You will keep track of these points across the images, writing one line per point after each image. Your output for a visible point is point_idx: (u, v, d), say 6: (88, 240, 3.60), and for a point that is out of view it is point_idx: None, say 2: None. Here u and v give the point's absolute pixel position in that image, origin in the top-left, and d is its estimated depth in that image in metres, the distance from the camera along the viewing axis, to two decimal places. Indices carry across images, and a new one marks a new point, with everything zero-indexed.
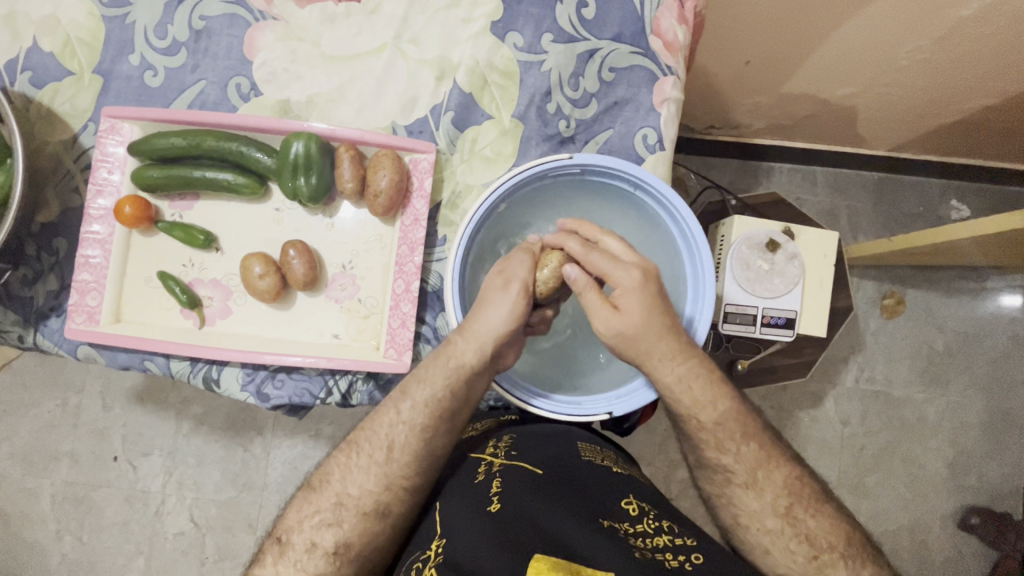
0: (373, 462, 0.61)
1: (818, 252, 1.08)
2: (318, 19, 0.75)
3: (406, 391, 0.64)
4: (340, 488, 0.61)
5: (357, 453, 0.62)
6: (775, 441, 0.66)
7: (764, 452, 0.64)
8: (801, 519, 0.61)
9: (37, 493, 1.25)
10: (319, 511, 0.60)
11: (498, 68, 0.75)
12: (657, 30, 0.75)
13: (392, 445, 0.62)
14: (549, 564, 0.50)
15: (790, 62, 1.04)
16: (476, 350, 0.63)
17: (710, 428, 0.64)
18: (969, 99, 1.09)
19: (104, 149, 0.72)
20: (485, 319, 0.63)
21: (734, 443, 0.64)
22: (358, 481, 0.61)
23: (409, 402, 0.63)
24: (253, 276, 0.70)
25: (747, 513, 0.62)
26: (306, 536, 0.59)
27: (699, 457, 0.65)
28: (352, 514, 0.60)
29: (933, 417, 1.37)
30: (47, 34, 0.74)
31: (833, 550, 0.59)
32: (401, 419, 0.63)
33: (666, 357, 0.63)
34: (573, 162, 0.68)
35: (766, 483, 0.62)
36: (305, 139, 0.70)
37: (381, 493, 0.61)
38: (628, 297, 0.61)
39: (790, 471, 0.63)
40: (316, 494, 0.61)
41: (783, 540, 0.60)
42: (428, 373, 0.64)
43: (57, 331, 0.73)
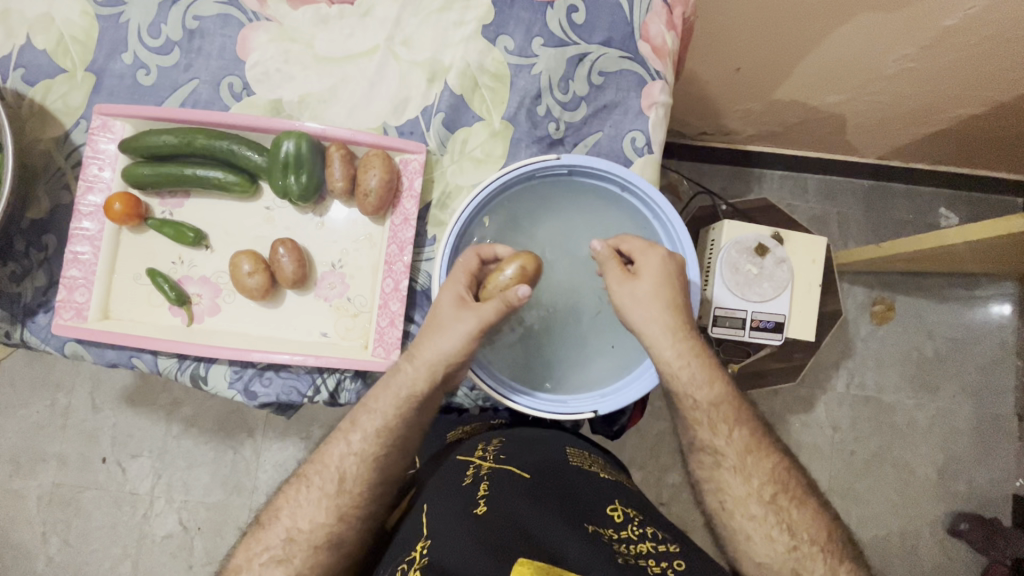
0: (325, 495, 0.61)
1: (806, 257, 1.10)
2: (311, 20, 0.76)
3: (357, 422, 0.65)
4: (291, 524, 0.60)
5: (307, 486, 0.62)
6: (765, 433, 0.66)
7: (753, 440, 0.65)
8: (784, 508, 0.61)
9: (22, 495, 1.24)
10: (268, 549, 0.59)
11: (489, 70, 0.76)
12: (646, 35, 0.76)
13: (343, 478, 0.62)
14: (532, 569, 0.49)
15: (778, 70, 1.06)
16: (428, 376, 0.65)
17: (705, 407, 0.65)
18: (954, 107, 1.10)
19: (95, 146, 0.73)
20: (432, 345, 0.64)
21: (727, 425, 0.65)
22: (308, 515, 0.61)
23: (360, 433, 0.64)
24: (242, 273, 0.71)
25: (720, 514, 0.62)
26: (257, 575, 0.57)
27: (691, 439, 0.66)
28: (302, 549, 0.59)
29: (924, 423, 1.38)
30: (42, 31, 0.75)
31: (814, 543, 0.60)
32: (351, 450, 0.63)
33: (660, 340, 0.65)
34: (561, 162, 0.69)
35: (753, 469, 0.63)
36: (296, 137, 0.70)
37: (333, 525, 0.61)
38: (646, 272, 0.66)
39: (778, 461, 0.64)
40: (265, 531, 0.60)
41: (765, 528, 0.61)
42: (377, 403, 0.65)
43: (44, 328, 0.73)
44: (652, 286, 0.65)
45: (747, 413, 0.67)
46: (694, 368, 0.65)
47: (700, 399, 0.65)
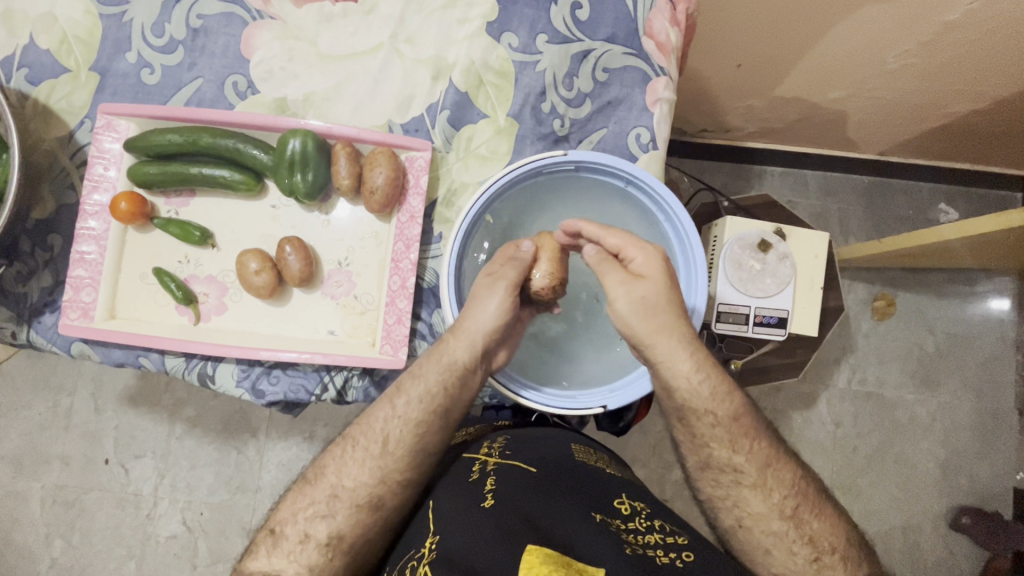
0: (369, 456, 0.62)
1: (809, 252, 1.10)
2: (315, 18, 0.76)
3: (401, 387, 0.65)
4: (335, 480, 0.61)
5: (352, 446, 0.63)
6: (779, 443, 0.66)
7: (772, 452, 0.64)
8: (806, 521, 0.61)
9: (26, 497, 1.24)
10: (313, 503, 0.60)
11: (494, 67, 0.76)
12: (650, 31, 0.76)
13: (388, 440, 0.63)
14: (542, 557, 0.50)
15: (779, 66, 1.06)
16: (469, 349, 0.65)
17: (725, 424, 0.64)
18: (955, 102, 1.11)
19: (100, 146, 0.73)
20: (474, 318, 0.65)
21: (746, 440, 0.64)
22: (353, 474, 0.61)
23: (403, 398, 0.64)
24: (250, 272, 0.71)
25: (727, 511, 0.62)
26: (300, 527, 0.59)
27: (706, 457, 0.65)
28: (346, 506, 0.60)
29: (925, 418, 1.38)
30: (44, 31, 0.75)
31: (835, 552, 0.60)
32: (396, 413, 0.63)
33: (673, 353, 0.63)
34: (568, 158, 0.69)
35: (774, 483, 0.63)
36: (301, 136, 0.70)
37: (375, 486, 0.61)
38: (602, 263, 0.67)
39: (795, 471, 0.64)
40: (311, 486, 0.61)
41: (786, 542, 0.61)
42: (422, 370, 0.65)
43: (50, 328, 0.72)
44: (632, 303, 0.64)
45: (756, 421, 0.66)
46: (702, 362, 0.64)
47: (712, 405, 0.64)
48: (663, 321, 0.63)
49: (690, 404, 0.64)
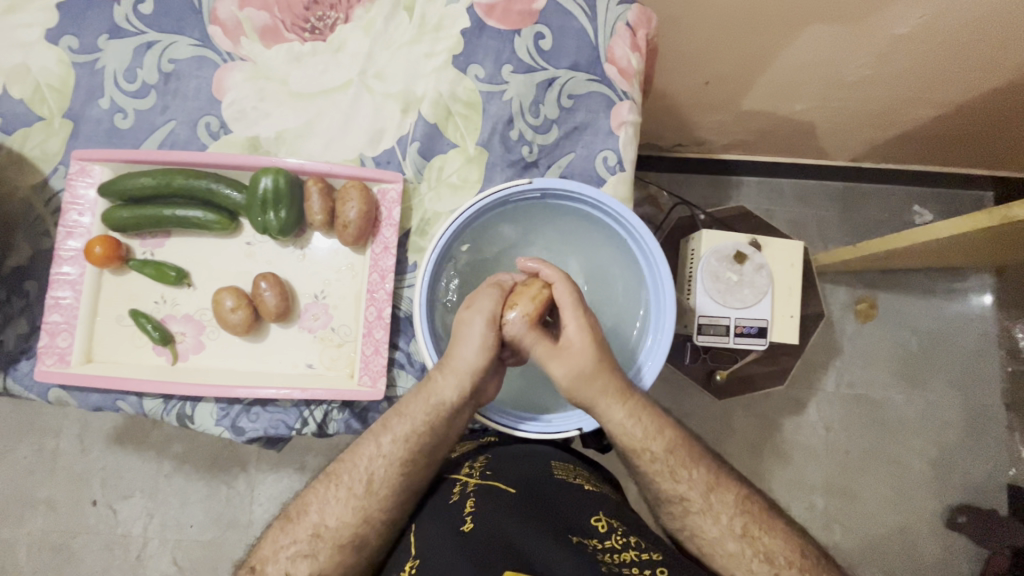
0: (352, 495, 0.62)
1: (785, 261, 1.12)
2: (285, 57, 0.78)
3: (388, 426, 0.64)
4: (318, 519, 0.61)
5: (336, 484, 0.62)
6: (720, 465, 0.67)
7: (712, 476, 0.65)
8: (757, 537, 0.61)
9: (11, 544, 1.21)
10: (296, 541, 0.59)
11: (462, 98, 0.78)
12: (612, 57, 0.78)
13: (371, 479, 0.62)
14: None
15: (746, 81, 1.09)
16: (457, 387, 0.64)
17: (662, 458, 0.65)
18: (916, 109, 1.14)
19: (74, 192, 0.74)
20: (460, 353, 0.64)
21: (685, 469, 0.65)
22: (336, 512, 0.61)
23: (390, 436, 0.64)
24: (225, 310, 0.71)
25: (707, 540, 0.62)
26: (281, 566, 0.58)
27: (655, 492, 0.66)
28: (327, 545, 0.59)
29: (914, 417, 1.39)
30: (17, 81, 0.76)
31: (790, 565, 0.59)
32: (380, 453, 0.63)
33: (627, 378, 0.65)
34: (534, 186, 0.70)
35: (719, 506, 0.63)
36: (273, 173, 0.71)
37: (358, 526, 0.61)
38: (575, 338, 0.65)
39: (738, 492, 0.64)
40: (293, 525, 0.61)
41: (745, 561, 0.60)
42: (408, 409, 0.65)
43: (27, 374, 0.72)
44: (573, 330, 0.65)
45: (695, 448, 0.67)
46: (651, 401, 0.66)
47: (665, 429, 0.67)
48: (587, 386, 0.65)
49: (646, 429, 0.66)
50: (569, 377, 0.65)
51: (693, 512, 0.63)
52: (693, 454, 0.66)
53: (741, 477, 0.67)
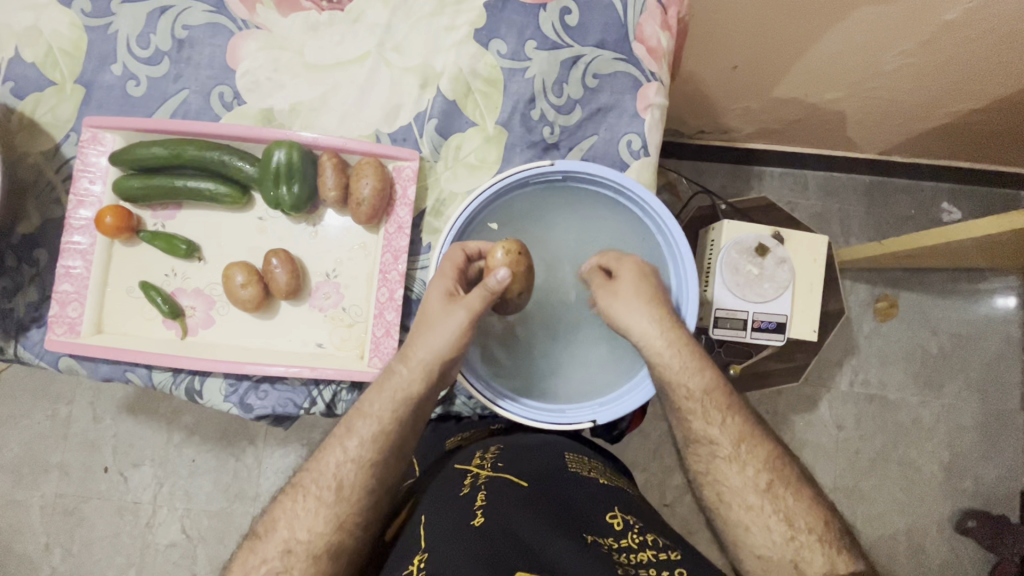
0: (322, 504, 0.58)
1: (808, 256, 1.09)
2: (301, 27, 0.75)
3: (356, 432, 0.61)
4: (287, 534, 0.57)
5: (302, 496, 0.59)
6: (757, 422, 0.65)
7: (748, 429, 0.64)
8: (782, 498, 0.60)
9: (25, 505, 1.24)
10: (267, 561, 0.56)
11: (482, 75, 0.75)
12: (640, 36, 0.75)
13: (341, 486, 0.59)
14: None
15: (778, 66, 1.05)
16: (423, 377, 0.63)
17: (698, 397, 0.64)
18: (956, 101, 1.09)
19: (85, 159, 0.72)
20: (428, 343, 0.63)
21: (721, 414, 0.64)
22: (306, 524, 0.57)
23: (356, 440, 0.61)
24: (235, 285, 0.70)
25: (729, 489, 0.61)
26: None
27: (684, 431, 0.65)
28: (301, 560, 0.56)
29: (929, 420, 1.36)
30: (30, 44, 0.74)
31: (810, 531, 0.58)
32: (348, 457, 0.60)
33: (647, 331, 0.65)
34: (555, 168, 0.68)
35: (748, 458, 0.62)
36: (287, 147, 0.69)
37: (331, 534, 0.57)
38: (626, 271, 0.67)
39: (772, 450, 0.63)
40: (261, 543, 0.57)
41: (763, 518, 0.59)
42: (374, 407, 0.62)
43: (38, 342, 0.72)
44: (629, 285, 0.66)
45: (738, 400, 0.66)
46: (685, 359, 0.64)
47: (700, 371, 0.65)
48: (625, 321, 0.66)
49: (668, 373, 0.65)
50: (608, 304, 0.67)
51: (720, 458, 0.63)
52: (733, 403, 0.65)
53: (778, 438, 0.65)
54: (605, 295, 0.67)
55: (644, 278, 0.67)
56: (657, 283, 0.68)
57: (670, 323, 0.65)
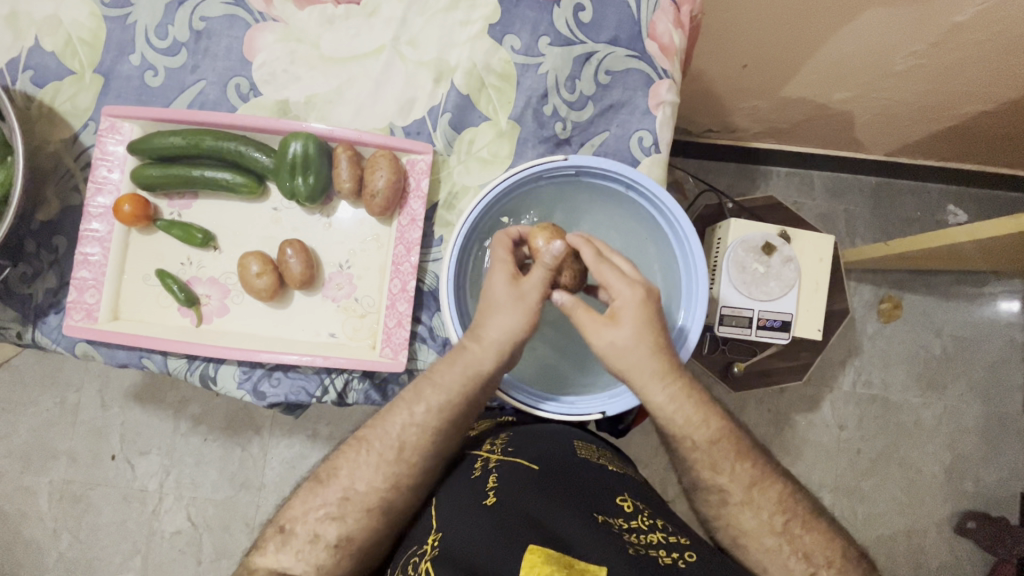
0: (384, 460, 0.61)
1: (814, 255, 1.10)
2: (318, 20, 0.76)
3: (421, 396, 0.63)
4: (347, 483, 0.60)
5: (365, 450, 0.62)
6: (764, 459, 0.65)
7: (757, 473, 0.64)
8: (797, 536, 0.61)
9: (34, 491, 1.25)
10: (324, 504, 0.59)
11: (496, 70, 0.76)
12: (653, 33, 0.75)
13: (402, 446, 0.62)
14: (543, 558, 0.50)
15: (787, 66, 1.05)
16: (494, 359, 0.63)
17: (703, 448, 0.64)
18: (965, 103, 1.09)
19: (104, 148, 0.73)
20: (502, 325, 0.63)
21: (727, 462, 0.64)
22: (366, 478, 0.60)
23: (423, 405, 0.63)
24: (251, 274, 0.71)
25: (743, 532, 0.62)
26: (310, 527, 0.59)
27: (692, 478, 0.65)
28: (357, 510, 0.59)
29: (930, 421, 1.37)
30: (50, 33, 0.75)
31: (829, 566, 0.59)
32: (413, 421, 0.62)
33: (645, 388, 0.63)
34: (569, 163, 0.68)
35: (761, 501, 0.62)
36: (303, 139, 0.70)
37: (387, 491, 0.60)
38: (627, 310, 0.62)
39: (783, 488, 0.63)
40: (323, 487, 0.60)
41: (780, 557, 0.60)
42: (442, 379, 0.63)
43: (55, 328, 0.73)
44: (631, 331, 0.62)
45: (745, 441, 0.66)
46: (688, 412, 0.64)
47: (691, 430, 0.64)
48: (621, 367, 0.64)
49: (671, 429, 0.65)
50: (604, 346, 0.63)
51: (732, 504, 0.63)
52: (739, 447, 0.64)
53: (785, 471, 0.66)
54: (602, 336, 0.63)
55: (646, 322, 0.62)
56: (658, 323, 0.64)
57: (662, 355, 0.63)
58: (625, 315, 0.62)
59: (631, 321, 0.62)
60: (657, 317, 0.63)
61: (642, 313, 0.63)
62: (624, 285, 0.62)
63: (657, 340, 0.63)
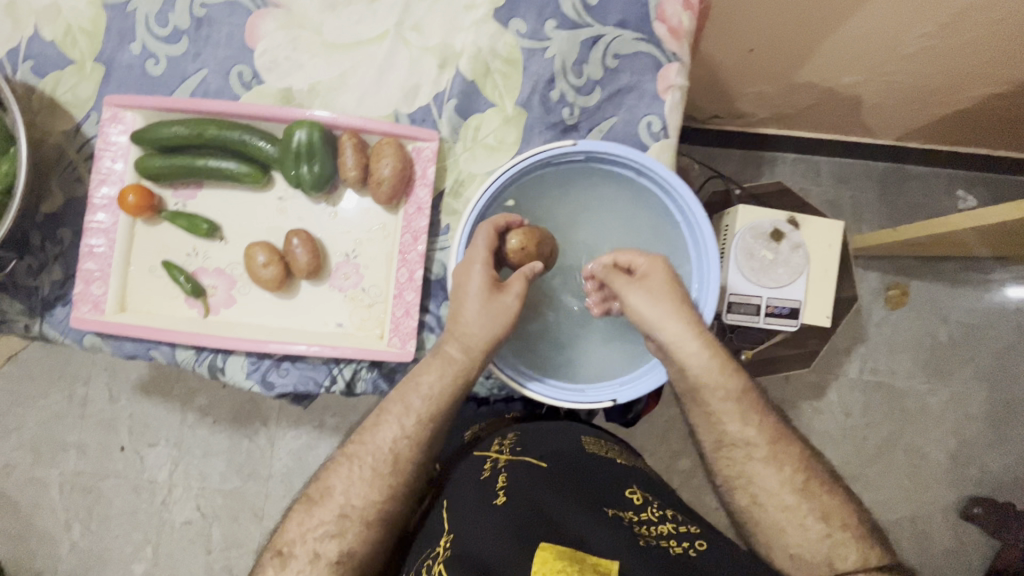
0: (377, 474, 0.62)
1: (823, 242, 1.08)
2: (320, 5, 0.75)
3: (410, 405, 0.63)
4: (343, 499, 0.61)
5: (359, 464, 0.62)
6: (784, 422, 0.66)
7: (779, 431, 0.65)
8: (816, 495, 0.61)
9: (44, 483, 1.26)
10: (323, 523, 0.59)
11: (502, 55, 0.75)
12: (661, 15, 0.74)
13: (396, 459, 0.62)
14: (554, 553, 0.51)
15: (795, 49, 1.03)
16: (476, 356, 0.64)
17: (733, 399, 0.64)
18: (976, 86, 1.07)
19: (107, 138, 0.72)
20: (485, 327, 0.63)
21: (754, 416, 0.64)
22: (360, 492, 0.61)
23: (414, 417, 0.63)
24: (257, 265, 0.70)
25: (764, 490, 0.62)
26: (309, 546, 0.59)
27: (717, 434, 0.65)
28: (355, 523, 0.60)
29: (937, 408, 1.37)
30: (49, 22, 0.74)
31: (845, 529, 0.60)
32: (405, 433, 0.63)
33: (681, 338, 0.63)
34: (578, 149, 0.67)
35: (783, 459, 0.63)
36: (307, 127, 0.69)
37: (383, 503, 0.61)
38: (653, 268, 0.66)
39: (802, 450, 0.64)
40: (318, 506, 0.61)
41: (799, 517, 0.60)
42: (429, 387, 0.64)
43: (63, 320, 0.73)
44: (661, 282, 0.65)
45: (768, 403, 0.67)
46: (715, 367, 0.64)
47: (725, 380, 0.65)
48: (655, 317, 0.64)
49: (702, 381, 0.64)
50: (637, 297, 0.65)
51: (755, 459, 0.63)
52: (764, 406, 0.65)
53: (804, 437, 0.67)
54: (634, 290, 0.65)
55: (672, 277, 0.66)
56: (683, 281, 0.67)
57: (689, 307, 0.65)
58: (652, 271, 0.66)
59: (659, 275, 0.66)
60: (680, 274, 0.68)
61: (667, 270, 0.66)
62: (646, 255, 0.68)
63: (685, 292, 0.66)
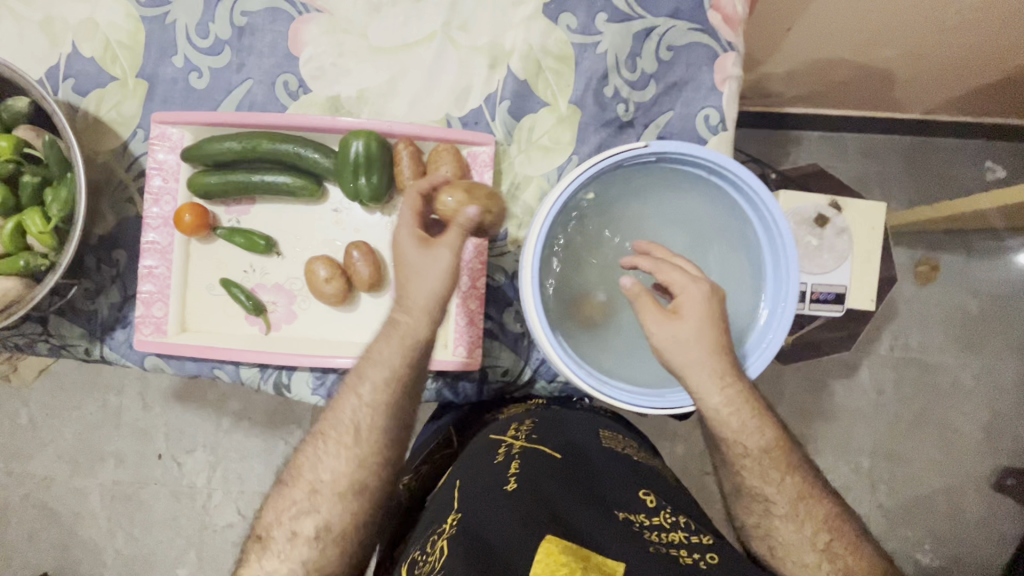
0: (343, 447, 0.59)
1: (865, 225, 1.06)
2: (363, 8, 0.73)
3: (365, 377, 0.60)
4: (313, 477, 0.59)
5: (324, 441, 0.60)
6: (813, 474, 0.64)
7: (805, 485, 0.62)
8: (839, 556, 0.60)
9: (85, 492, 1.27)
10: (296, 501, 0.58)
11: (553, 51, 0.73)
12: (716, 3, 0.72)
13: (359, 429, 0.59)
14: (560, 547, 0.49)
15: (833, 26, 1.01)
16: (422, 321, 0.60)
17: (754, 455, 0.61)
18: (1015, 55, 1.05)
19: (155, 158, 0.71)
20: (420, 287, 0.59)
21: (778, 474, 0.62)
22: (331, 467, 0.59)
23: (370, 386, 0.60)
24: (319, 279, 0.69)
25: (784, 544, 0.61)
26: (286, 527, 0.57)
27: (736, 483, 0.64)
28: (328, 498, 0.58)
29: (968, 382, 1.37)
30: (87, 38, 0.72)
31: None
32: (363, 403, 0.60)
33: (706, 388, 0.59)
34: (650, 150, 0.64)
35: (805, 516, 0.61)
36: (364, 137, 0.67)
37: (356, 473, 0.59)
38: (691, 305, 0.58)
39: (828, 505, 0.62)
40: (289, 487, 0.59)
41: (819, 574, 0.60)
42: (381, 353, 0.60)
43: (123, 343, 0.72)
44: (696, 327, 0.58)
45: (797, 455, 0.64)
46: (745, 417, 0.60)
47: (744, 437, 0.61)
48: (679, 364, 0.58)
49: (726, 433, 0.61)
50: (664, 339, 0.58)
51: (775, 514, 0.62)
52: (790, 460, 0.63)
53: (832, 490, 0.65)
54: (662, 329, 0.58)
55: (708, 320, 0.58)
56: (720, 330, 0.59)
57: (723, 357, 0.59)
58: (687, 309, 0.58)
59: (693, 319, 0.58)
60: (719, 318, 0.59)
61: (705, 312, 0.58)
62: (689, 281, 0.59)
63: (720, 341, 0.59)
